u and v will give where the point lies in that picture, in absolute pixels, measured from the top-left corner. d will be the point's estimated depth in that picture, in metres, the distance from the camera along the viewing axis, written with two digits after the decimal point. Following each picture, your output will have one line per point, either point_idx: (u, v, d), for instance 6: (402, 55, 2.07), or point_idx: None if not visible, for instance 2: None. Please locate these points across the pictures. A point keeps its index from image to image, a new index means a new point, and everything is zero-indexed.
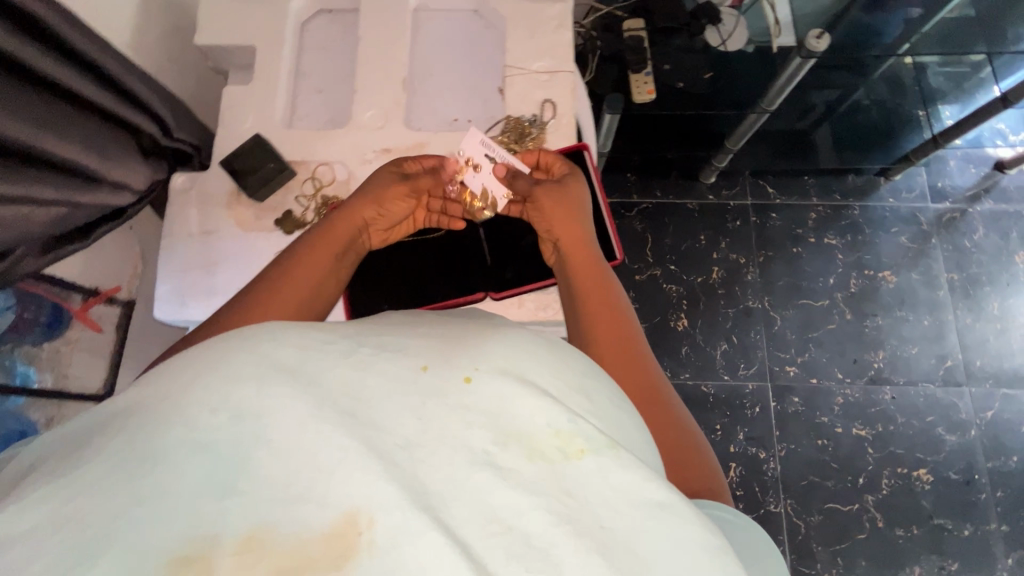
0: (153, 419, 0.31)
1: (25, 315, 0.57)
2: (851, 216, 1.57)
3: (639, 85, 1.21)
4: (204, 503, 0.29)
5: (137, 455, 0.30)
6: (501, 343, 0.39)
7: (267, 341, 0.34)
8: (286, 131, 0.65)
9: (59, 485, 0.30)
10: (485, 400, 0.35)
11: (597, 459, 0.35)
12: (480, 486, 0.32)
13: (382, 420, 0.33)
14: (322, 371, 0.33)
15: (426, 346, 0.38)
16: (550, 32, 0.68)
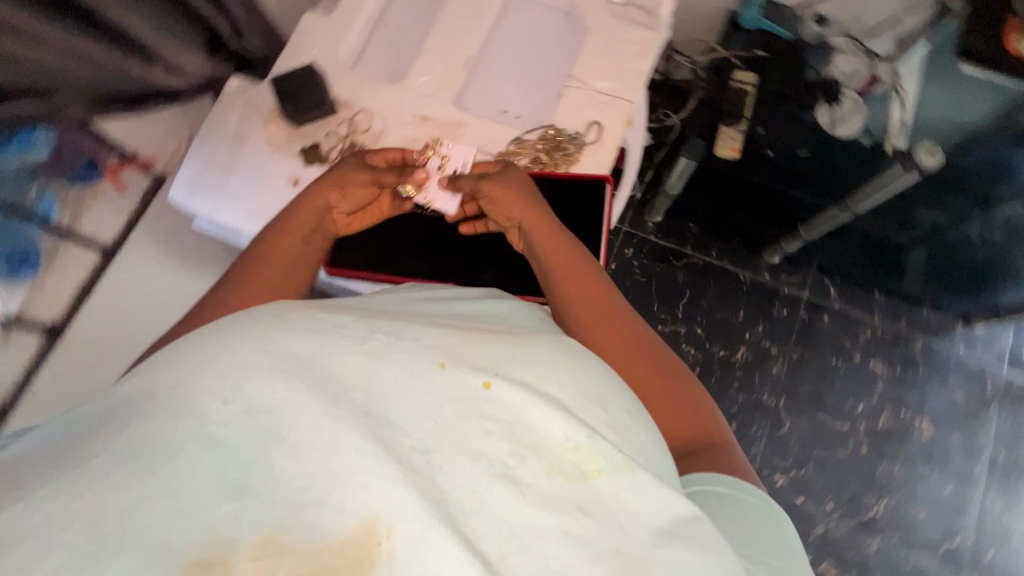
0: (168, 410, 0.33)
1: (61, 158, 0.62)
2: (909, 350, 1.43)
3: (726, 139, 1.14)
4: (219, 504, 0.31)
5: (152, 449, 0.32)
6: (523, 351, 0.40)
7: (271, 328, 0.36)
8: (342, 70, 0.67)
9: (75, 478, 0.32)
10: (501, 408, 0.36)
11: (613, 481, 0.37)
12: (502, 496, 0.34)
13: (399, 419, 0.35)
14: (332, 361, 0.35)
15: (453, 345, 0.39)
16: (625, 58, 0.66)
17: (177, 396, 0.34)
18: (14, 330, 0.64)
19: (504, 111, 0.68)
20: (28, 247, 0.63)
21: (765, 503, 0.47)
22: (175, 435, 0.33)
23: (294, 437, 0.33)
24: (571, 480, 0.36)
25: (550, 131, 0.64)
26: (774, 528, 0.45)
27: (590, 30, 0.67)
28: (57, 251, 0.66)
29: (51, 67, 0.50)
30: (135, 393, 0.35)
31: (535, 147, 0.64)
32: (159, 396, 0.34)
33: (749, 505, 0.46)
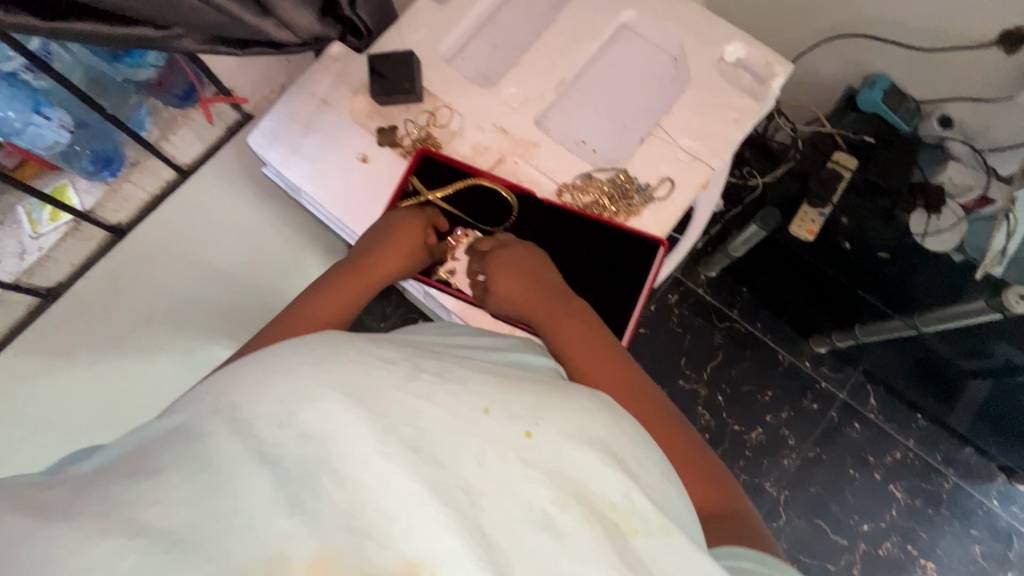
0: (232, 429, 0.38)
1: (167, 78, 0.66)
2: (936, 485, 1.34)
3: (804, 220, 1.09)
4: (279, 522, 0.34)
5: (216, 469, 0.36)
6: (562, 402, 0.43)
7: (335, 353, 0.41)
8: (438, 62, 0.67)
9: (148, 487, 0.35)
10: (541, 453, 0.39)
11: (650, 541, 0.38)
12: (545, 544, 0.36)
13: (444, 455, 0.38)
14: (386, 394, 0.39)
15: (502, 398, 0.42)
16: (718, 122, 0.64)
17: (240, 419, 0.38)
18: (83, 225, 0.69)
19: (580, 141, 0.68)
20: (115, 152, 0.68)
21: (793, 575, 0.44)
22: (232, 455, 0.37)
23: (343, 466, 0.36)
24: (609, 533, 0.38)
25: (620, 176, 0.62)
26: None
27: (692, 83, 0.65)
28: (138, 162, 0.70)
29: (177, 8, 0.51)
30: (206, 405, 0.40)
31: (601, 187, 0.63)
32: (223, 418, 0.38)
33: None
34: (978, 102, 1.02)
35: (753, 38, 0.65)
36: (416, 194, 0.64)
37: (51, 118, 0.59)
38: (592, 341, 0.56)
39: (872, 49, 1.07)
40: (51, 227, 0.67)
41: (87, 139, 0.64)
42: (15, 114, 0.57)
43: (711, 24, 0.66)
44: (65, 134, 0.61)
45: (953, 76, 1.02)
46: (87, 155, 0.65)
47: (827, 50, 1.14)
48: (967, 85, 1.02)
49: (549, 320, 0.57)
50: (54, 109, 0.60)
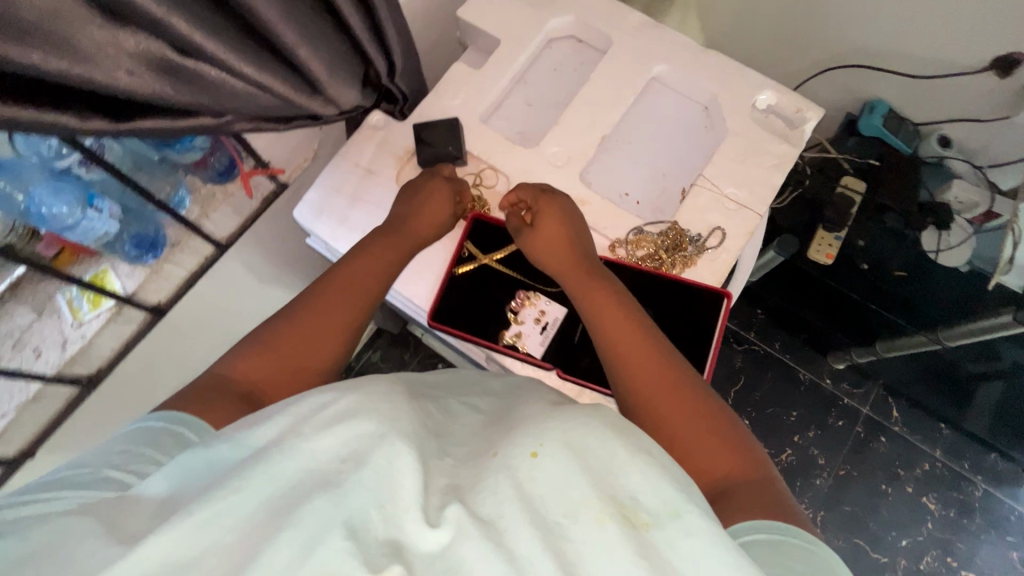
0: (299, 461, 0.37)
1: (209, 157, 0.66)
2: (968, 493, 1.34)
3: (821, 244, 1.12)
4: (329, 540, 0.33)
5: (283, 495, 0.36)
6: (564, 422, 0.43)
7: (398, 404, 0.43)
8: (479, 125, 0.68)
9: (213, 510, 0.35)
10: (550, 470, 0.38)
11: (664, 534, 0.36)
12: (554, 549, 0.35)
13: (473, 496, 0.38)
14: (427, 449, 0.41)
15: (529, 434, 0.42)
16: (760, 168, 0.65)
17: (304, 446, 0.38)
18: (125, 308, 0.67)
19: (625, 193, 0.70)
20: (158, 233, 0.67)
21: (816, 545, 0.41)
22: (302, 483, 0.36)
23: (391, 501, 0.36)
24: (625, 529, 0.36)
25: (674, 229, 0.63)
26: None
27: (730, 132, 0.67)
28: (179, 241, 0.69)
29: (240, 98, 0.51)
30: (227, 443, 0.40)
31: (654, 240, 0.64)
32: (291, 447, 0.38)
33: (799, 554, 0.40)
34: (975, 123, 1.07)
35: (784, 86, 0.67)
36: (473, 259, 0.64)
37: (103, 211, 0.58)
38: (608, 304, 0.57)
39: (870, 77, 1.12)
40: (92, 314, 0.65)
41: (131, 223, 0.63)
42: (71, 210, 0.56)
43: (742, 74, 0.69)
44: (115, 223, 0.60)
45: (949, 101, 1.07)
46: (128, 239, 0.64)
47: (826, 79, 1.18)
48: (966, 106, 1.06)
49: (571, 280, 0.60)
50: (105, 201, 0.59)
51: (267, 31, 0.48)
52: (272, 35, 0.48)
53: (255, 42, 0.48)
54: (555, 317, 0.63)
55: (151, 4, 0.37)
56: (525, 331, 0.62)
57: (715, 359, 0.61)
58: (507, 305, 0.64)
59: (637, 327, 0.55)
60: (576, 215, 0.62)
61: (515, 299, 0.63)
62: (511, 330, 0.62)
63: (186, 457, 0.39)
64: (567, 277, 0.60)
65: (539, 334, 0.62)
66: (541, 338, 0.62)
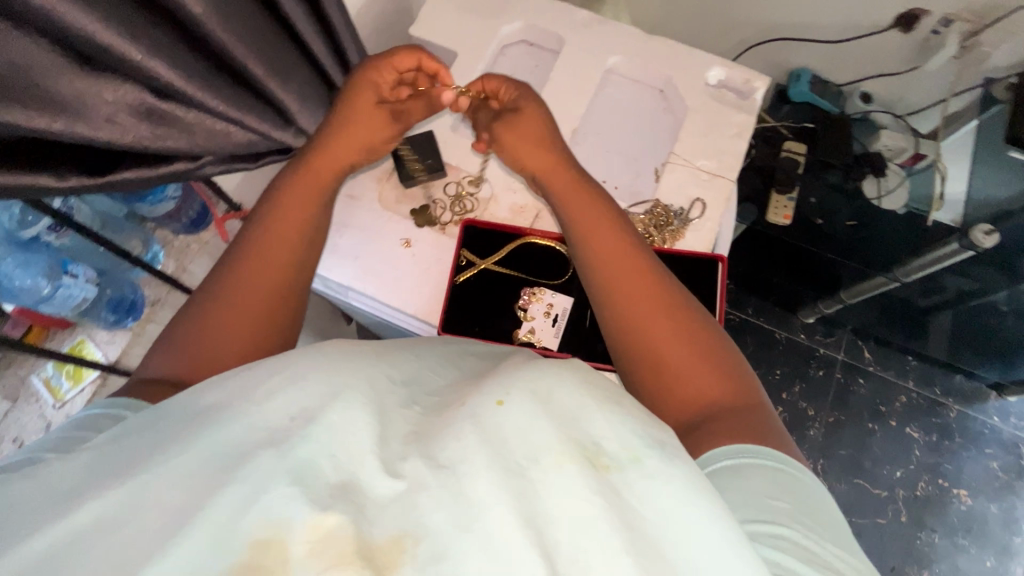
0: (244, 419, 0.34)
1: (181, 206, 0.64)
2: (944, 417, 1.44)
3: (777, 206, 1.18)
4: (274, 490, 0.31)
5: (227, 450, 0.33)
6: (535, 369, 0.39)
7: (359, 367, 0.38)
8: (452, 136, 0.69)
9: (155, 468, 0.32)
10: (517, 416, 0.35)
11: (624, 475, 0.34)
12: (514, 490, 0.32)
13: (432, 445, 0.35)
14: (387, 403, 0.37)
15: (491, 383, 0.39)
16: (725, 139, 0.69)
17: (253, 407, 0.35)
18: (111, 377, 0.62)
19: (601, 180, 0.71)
20: (136, 295, 0.63)
21: (787, 464, 0.42)
22: (249, 438, 0.33)
23: (344, 449, 0.33)
24: (586, 469, 0.33)
25: (657, 207, 0.66)
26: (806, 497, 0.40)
27: (691, 110, 0.70)
28: (159, 298, 0.65)
29: (216, 137, 0.49)
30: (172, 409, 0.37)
31: (641, 220, 0.66)
32: (239, 410, 0.35)
33: (768, 474, 0.41)
34: (892, 76, 1.18)
35: (730, 61, 0.72)
36: (471, 266, 0.65)
37: (79, 275, 0.56)
38: (600, 226, 0.55)
39: (791, 48, 1.21)
40: (75, 391, 0.60)
41: (107, 287, 0.60)
42: (43, 280, 0.53)
43: (691, 55, 0.72)
44: (92, 287, 0.57)
45: (866, 60, 1.17)
46: (106, 304, 0.60)
47: (753, 55, 1.26)
48: (882, 62, 1.16)
49: (562, 199, 0.58)
50: (79, 265, 0.57)
51: (240, 66, 0.47)
52: (244, 70, 0.47)
53: (227, 79, 0.47)
54: (562, 309, 0.64)
55: (130, 49, 0.36)
56: (537, 326, 0.63)
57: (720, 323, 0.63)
58: (515, 305, 0.65)
59: (634, 247, 0.54)
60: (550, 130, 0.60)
61: (522, 297, 0.64)
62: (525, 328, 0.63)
63: (133, 418, 0.37)
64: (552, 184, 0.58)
65: (551, 327, 0.63)
66: (554, 330, 0.63)
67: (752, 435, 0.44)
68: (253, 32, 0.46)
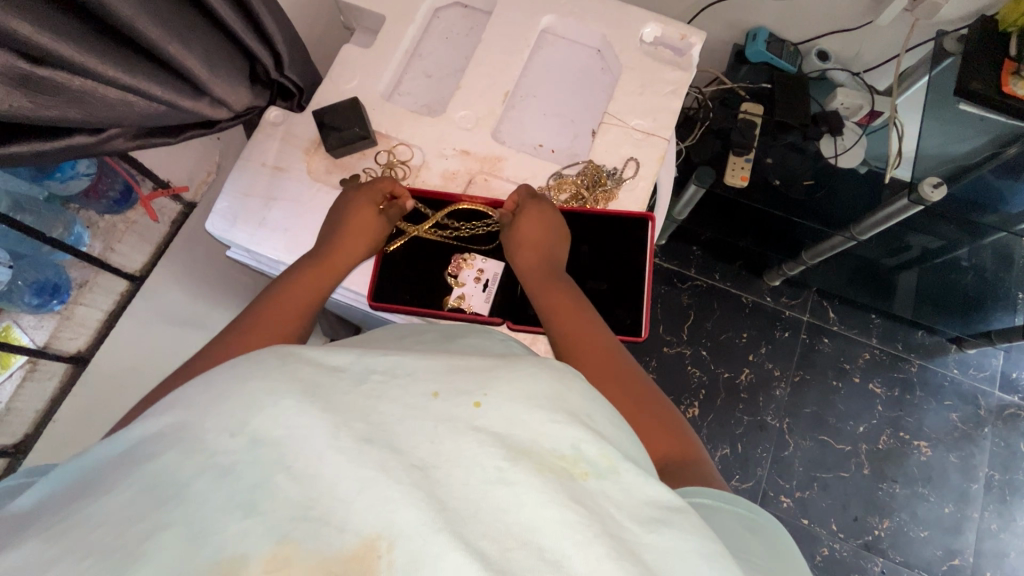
0: (179, 448, 0.34)
1: (99, 184, 0.63)
2: (906, 371, 1.47)
3: (734, 168, 1.17)
4: (228, 526, 0.31)
5: (162, 483, 0.33)
6: (510, 369, 0.40)
7: (278, 368, 0.37)
8: (382, 103, 0.67)
9: (86, 514, 0.32)
10: (494, 423, 0.36)
11: (601, 482, 0.37)
12: (495, 501, 0.33)
13: (398, 440, 0.35)
14: (335, 394, 0.36)
15: (429, 367, 0.39)
16: (659, 95, 0.68)
17: (202, 427, 0.35)
18: (41, 363, 0.61)
19: (538, 144, 0.71)
20: (61, 278, 0.62)
21: (757, 513, 0.46)
22: (203, 465, 0.33)
23: (300, 461, 0.33)
24: (564, 479, 0.36)
25: (590, 166, 0.65)
26: (770, 540, 0.44)
27: (625, 68, 0.69)
28: (86, 281, 0.64)
29: (113, 106, 0.47)
30: (143, 440, 0.36)
31: (574, 181, 0.66)
32: (196, 436, 0.34)
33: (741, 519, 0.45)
34: (847, 33, 1.17)
35: (665, 16, 0.70)
36: (402, 234, 0.65)
37: None
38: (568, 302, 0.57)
39: (747, 8, 1.18)
40: (3, 376, 0.59)
41: (25, 270, 0.58)
42: None
43: (626, 11, 0.71)
44: (5, 270, 0.55)
45: (820, 18, 1.15)
46: (29, 287, 0.58)
47: (709, 17, 1.23)
48: (837, 18, 1.14)
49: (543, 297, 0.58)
50: None
51: (131, 30, 0.45)
52: (135, 34, 0.45)
53: (118, 43, 0.45)
54: (494, 275, 0.64)
55: None
56: (468, 292, 0.64)
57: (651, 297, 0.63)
58: (446, 271, 0.65)
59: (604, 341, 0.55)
60: (545, 230, 0.62)
61: (451, 264, 0.64)
62: (456, 295, 0.63)
63: (89, 459, 0.37)
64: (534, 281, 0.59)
65: (485, 294, 0.64)
66: (487, 296, 0.64)
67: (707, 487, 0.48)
68: None
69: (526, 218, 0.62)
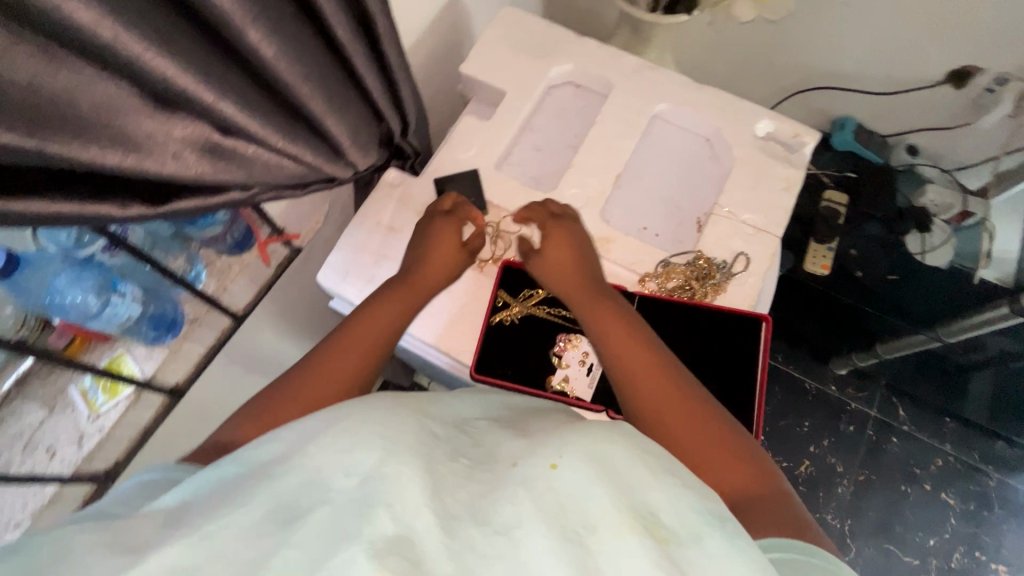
0: (294, 479, 0.35)
1: (227, 230, 0.66)
2: (983, 485, 1.36)
3: (816, 256, 1.18)
4: (330, 556, 0.31)
5: (286, 507, 0.33)
6: (585, 431, 0.39)
7: (391, 418, 0.39)
8: (496, 176, 0.70)
9: (224, 525, 0.33)
10: (571, 487, 0.34)
11: (688, 548, 0.33)
12: (574, 563, 0.31)
13: (482, 510, 0.34)
14: (429, 452, 0.37)
15: (515, 447, 0.40)
16: (772, 192, 0.68)
17: (311, 463, 0.35)
18: (144, 393, 0.64)
19: (643, 227, 0.71)
20: (176, 313, 0.64)
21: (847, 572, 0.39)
22: (310, 497, 0.34)
23: (397, 501, 0.33)
24: (648, 541, 0.32)
25: (701, 258, 0.65)
26: None
27: (737, 161, 0.69)
28: (196, 317, 0.67)
29: (272, 171, 0.50)
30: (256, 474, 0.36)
31: (682, 270, 0.65)
32: (305, 467, 0.35)
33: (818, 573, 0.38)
34: (941, 131, 1.16)
35: (780, 114, 0.71)
36: (506, 307, 0.65)
37: (127, 295, 0.57)
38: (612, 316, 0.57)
39: (838, 98, 1.19)
40: (109, 404, 0.61)
41: (149, 304, 0.61)
42: (92, 296, 0.54)
43: (741, 106, 0.72)
44: (137, 306, 0.59)
45: (915, 113, 1.15)
46: (147, 321, 0.61)
47: (797, 101, 1.25)
48: (931, 117, 1.14)
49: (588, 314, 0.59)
50: (127, 283, 0.57)
51: (301, 105, 0.47)
52: (305, 110, 0.48)
53: (290, 118, 0.48)
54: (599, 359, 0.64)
55: (205, 92, 0.37)
56: (571, 373, 0.64)
57: (763, 403, 0.60)
58: (551, 349, 0.65)
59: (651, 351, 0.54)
60: (581, 241, 0.63)
61: (558, 343, 0.65)
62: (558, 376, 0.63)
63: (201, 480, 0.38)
64: (575, 292, 0.60)
65: (587, 379, 0.63)
66: (589, 380, 0.63)
67: (786, 529, 0.42)
68: (318, 73, 0.47)
69: (562, 229, 0.63)
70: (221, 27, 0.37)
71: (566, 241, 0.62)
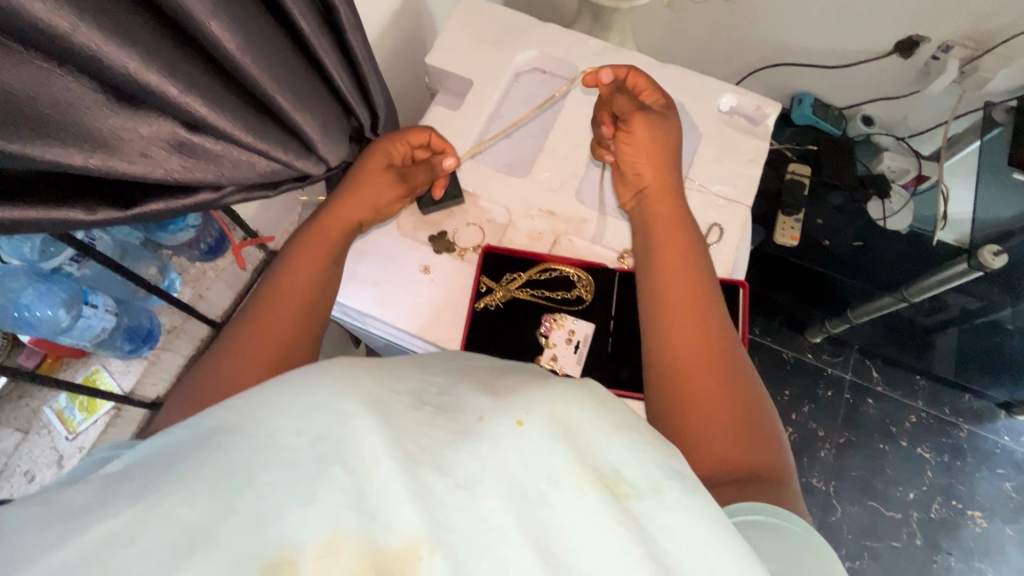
0: (246, 439, 0.31)
1: (199, 234, 0.65)
2: (955, 437, 1.42)
3: (784, 228, 1.19)
4: (289, 514, 0.28)
5: (228, 472, 0.30)
6: (551, 391, 0.36)
7: (353, 378, 0.34)
8: (470, 164, 0.70)
9: (171, 491, 0.29)
10: (537, 446, 0.32)
11: (644, 504, 0.32)
12: (530, 521, 0.29)
13: (445, 460, 0.31)
14: (392, 407, 0.33)
15: (483, 399, 0.36)
16: (739, 164, 0.70)
17: (263, 424, 0.31)
18: (125, 409, 0.61)
19: None
20: (153, 324, 0.63)
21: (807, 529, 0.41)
22: (261, 459, 0.30)
23: (358, 458, 0.30)
24: (607, 497, 0.31)
25: None
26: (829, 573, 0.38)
27: (704, 136, 0.71)
28: (174, 326, 0.66)
29: (243, 170, 0.48)
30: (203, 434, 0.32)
31: None
32: (252, 429, 0.31)
33: (785, 534, 0.39)
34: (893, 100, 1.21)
35: (741, 88, 0.73)
36: (490, 292, 0.65)
37: (99, 306, 0.55)
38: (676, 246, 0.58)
39: (795, 74, 1.23)
40: (88, 422, 0.60)
41: (124, 315, 0.60)
42: (62, 311, 0.52)
43: (703, 82, 0.74)
44: (111, 317, 0.57)
45: (868, 85, 1.19)
46: (122, 334, 0.60)
47: (756, 79, 1.28)
48: (883, 87, 1.19)
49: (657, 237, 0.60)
50: (98, 295, 0.56)
51: (268, 99, 0.47)
52: (273, 105, 0.47)
53: (258, 113, 0.47)
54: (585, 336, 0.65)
55: (169, 86, 0.36)
56: (559, 352, 0.64)
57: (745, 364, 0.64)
58: (537, 331, 0.66)
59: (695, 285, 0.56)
60: (670, 152, 0.63)
61: (543, 324, 0.65)
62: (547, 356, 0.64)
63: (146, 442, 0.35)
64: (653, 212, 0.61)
65: (574, 357, 0.64)
66: (576, 358, 0.64)
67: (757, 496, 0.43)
68: (282, 66, 0.46)
69: (655, 131, 0.63)
70: (182, 20, 0.36)
71: (649, 151, 0.63)
